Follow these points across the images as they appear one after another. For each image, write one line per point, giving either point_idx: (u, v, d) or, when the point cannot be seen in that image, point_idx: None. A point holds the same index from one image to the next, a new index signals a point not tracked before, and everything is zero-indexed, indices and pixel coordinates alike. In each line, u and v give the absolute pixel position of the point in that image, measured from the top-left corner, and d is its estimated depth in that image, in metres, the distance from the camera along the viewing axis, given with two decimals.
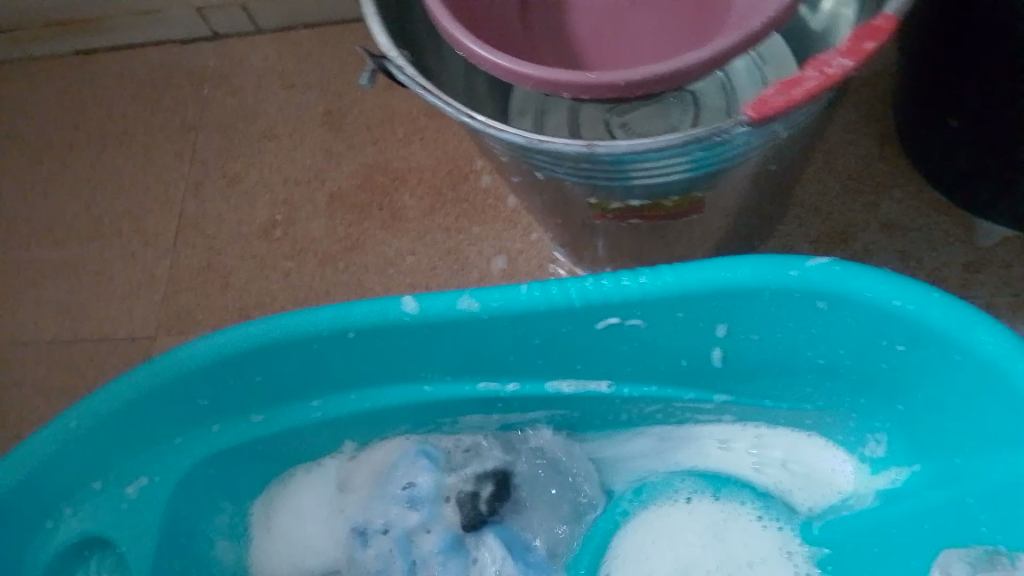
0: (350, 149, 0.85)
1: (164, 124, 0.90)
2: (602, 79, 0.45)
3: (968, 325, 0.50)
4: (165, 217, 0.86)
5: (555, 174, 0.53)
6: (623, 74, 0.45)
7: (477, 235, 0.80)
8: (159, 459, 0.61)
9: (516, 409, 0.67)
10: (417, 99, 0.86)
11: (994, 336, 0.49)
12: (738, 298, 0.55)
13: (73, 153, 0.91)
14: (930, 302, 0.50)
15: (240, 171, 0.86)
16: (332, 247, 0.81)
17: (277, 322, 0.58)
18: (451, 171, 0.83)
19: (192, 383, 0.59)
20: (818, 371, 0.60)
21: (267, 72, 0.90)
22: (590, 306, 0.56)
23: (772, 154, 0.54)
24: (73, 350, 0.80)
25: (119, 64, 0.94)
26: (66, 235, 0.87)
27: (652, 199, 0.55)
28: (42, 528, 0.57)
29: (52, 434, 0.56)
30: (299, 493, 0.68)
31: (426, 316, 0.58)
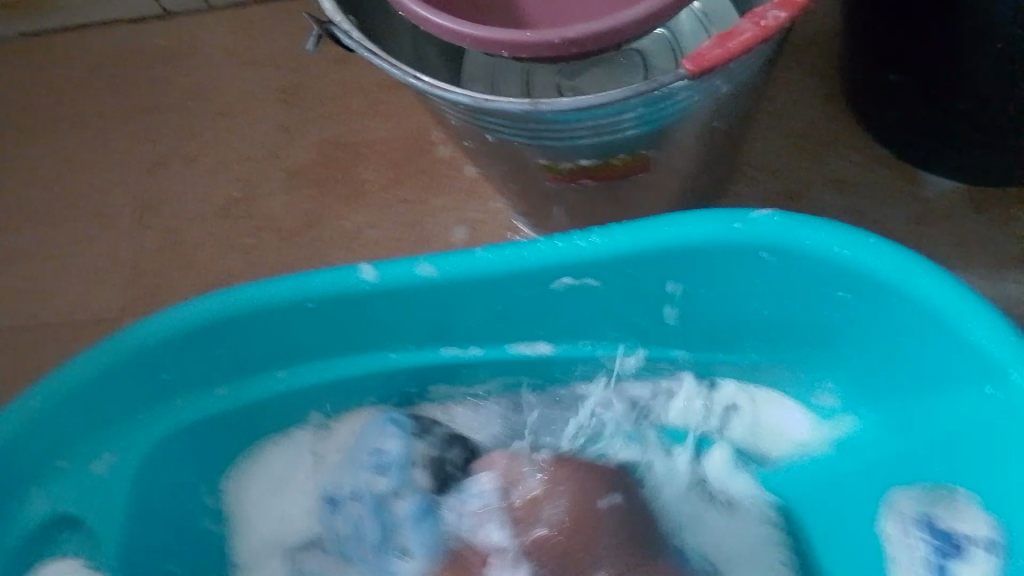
0: (306, 124, 0.85)
1: (116, 105, 0.89)
2: (539, 38, 0.46)
3: (908, 270, 0.51)
4: (122, 199, 0.85)
5: (504, 136, 0.54)
6: (561, 31, 0.46)
7: (437, 206, 0.80)
8: (124, 437, 0.61)
9: (478, 373, 0.67)
10: (372, 72, 0.86)
11: (932, 278, 0.51)
12: (688, 254, 0.56)
13: (24, 139, 0.89)
14: (869, 249, 0.52)
15: (197, 150, 0.86)
16: (293, 223, 0.81)
17: (234, 294, 0.58)
18: (409, 142, 0.83)
19: (152, 359, 0.59)
20: (769, 323, 0.61)
21: (221, 49, 0.90)
22: (546, 267, 0.57)
23: (718, 110, 0.55)
24: (34, 336, 0.80)
25: (68, 46, 0.93)
26: (22, 221, 0.86)
27: (602, 158, 0.56)
28: None
29: (12, 413, 0.56)
30: (268, 466, 0.68)
31: (384, 284, 0.59)
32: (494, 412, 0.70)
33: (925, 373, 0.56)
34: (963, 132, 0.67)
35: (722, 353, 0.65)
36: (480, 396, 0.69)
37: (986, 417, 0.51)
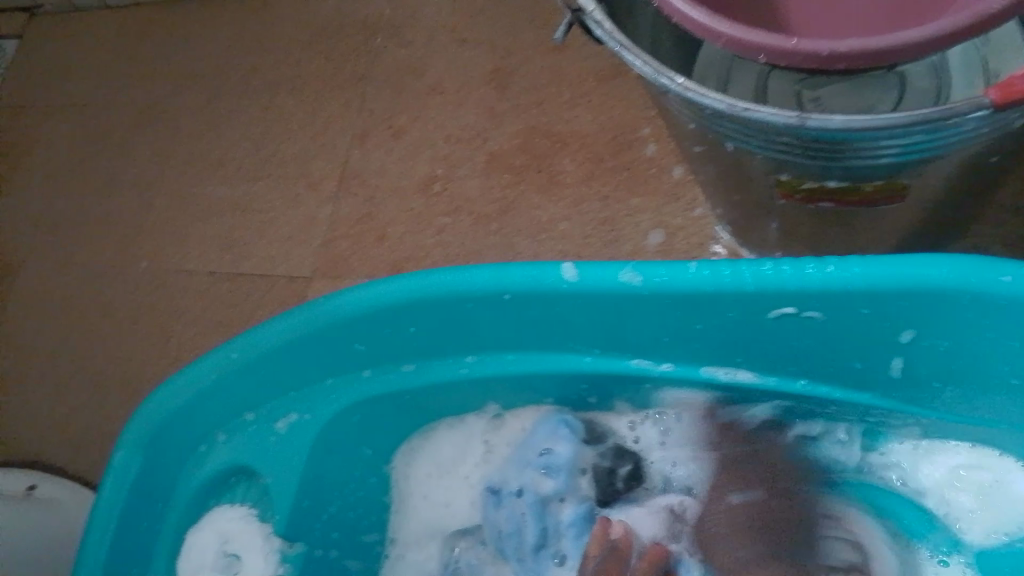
0: (513, 108, 0.84)
1: (335, 71, 0.92)
2: (802, 46, 0.41)
3: None
4: (329, 162, 0.87)
5: (747, 146, 0.49)
6: (828, 43, 0.41)
7: (636, 207, 0.76)
8: (310, 399, 0.62)
9: (665, 391, 0.64)
10: (588, 62, 0.83)
11: None
12: (935, 302, 0.50)
13: (248, 95, 0.94)
14: None
15: (404, 123, 0.87)
16: (487, 207, 0.80)
17: (433, 277, 0.57)
18: (615, 137, 0.80)
19: (345, 330, 0.59)
20: (1012, 391, 0.54)
21: (439, 25, 0.90)
22: (765, 291, 0.52)
23: (995, 144, 0.48)
24: (234, 285, 0.84)
25: (297, 10, 0.97)
26: (237, 173, 0.90)
27: (852, 181, 0.50)
28: (196, 451, 0.61)
29: (211, 363, 0.59)
30: (438, 447, 0.68)
31: (585, 285, 0.56)
32: (678, 430, 0.66)
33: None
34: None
35: (955, 413, 0.57)
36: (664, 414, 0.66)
37: None
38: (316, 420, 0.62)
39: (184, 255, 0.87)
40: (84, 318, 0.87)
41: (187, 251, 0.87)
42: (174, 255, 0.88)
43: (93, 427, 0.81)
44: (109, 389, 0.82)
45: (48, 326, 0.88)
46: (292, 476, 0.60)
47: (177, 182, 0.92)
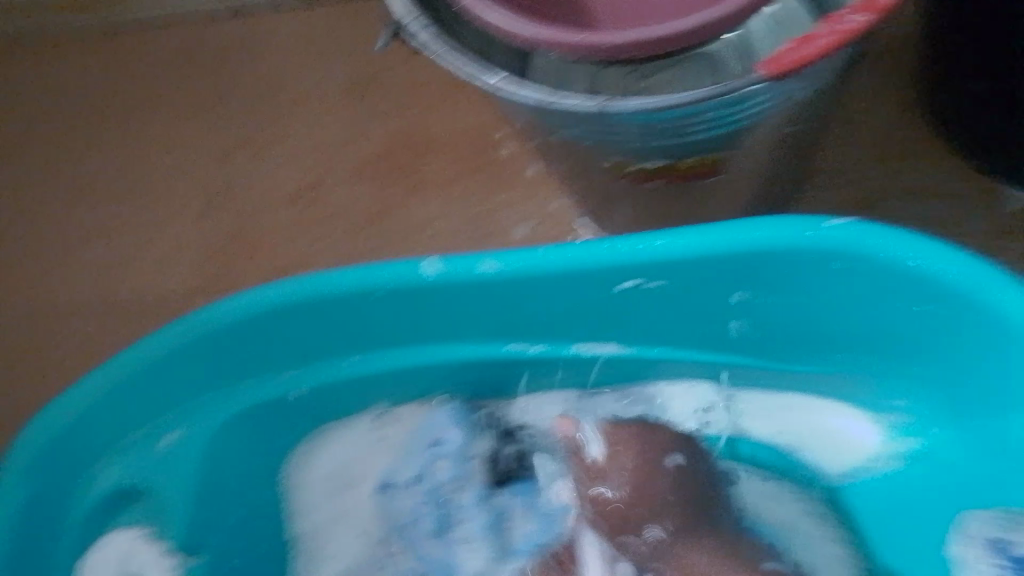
0: (376, 119, 0.87)
1: (194, 95, 0.92)
2: (584, 41, 0.47)
3: (989, 284, 0.50)
4: (198, 185, 0.88)
5: (571, 134, 0.54)
6: (605, 38, 0.48)
7: (499, 203, 0.81)
8: (192, 415, 0.64)
9: (535, 371, 0.68)
10: (444, 69, 0.87)
11: (1014, 294, 0.49)
12: (754, 261, 0.55)
13: (104, 123, 0.92)
14: (950, 262, 0.50)
15: (270, 140, 0.88)
16: (359, 215, 0.83)
17: (301, 284, 0.60)
18: (475, 139, 0.84)
19: (221, 342, 0.61)
20: (833, 337, 0.60)
21: (297, 43, 0.92)
22: (607, 267, 0.57)
23: (790, 116, 0.54)
24: (110, 313, 0.83)
25: (151, 33, 0.96)
26: (101, 203, 0.89)
27: (669, 160, 0.55)
28: (80, 480, 0.60)
29: (87, 390, 0.59)
30: (327, 451, 0.70)
31: (446, 278, 0.60)
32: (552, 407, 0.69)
33: (1011, 395, 0.54)
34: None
35: (795, 362, 0.63)
36: (537, 392, 0.70)
37: None
38: (203, 433, 0.64)
39: (51, 288, 0.85)
40: None
41: (55, 285, 0.85)
42: (40, 290, 0.86)
43: None
44: None
45: None
46: None
47: (35, 217, 0.89)
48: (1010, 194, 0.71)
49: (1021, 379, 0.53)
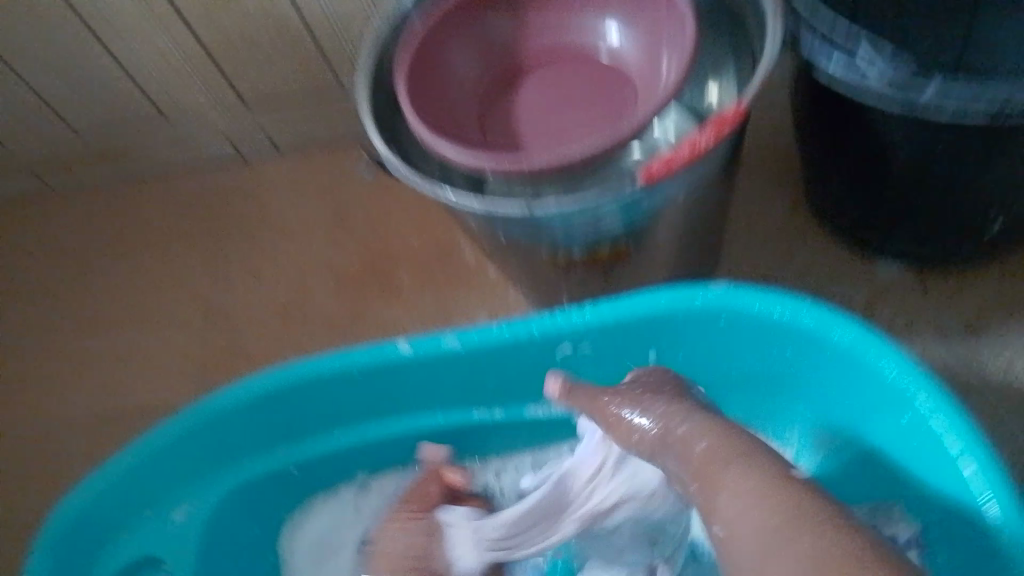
0: (354, 243, 1.01)
1: (196, 230, 1.07)
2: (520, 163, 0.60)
3: (830, 324, 0.63)
4: (198, 306, 1.02)
5: (513, 235, 0.67)
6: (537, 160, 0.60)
7: (463, 304, 0.94)
8: (200, 489, 0.74)
9: (495, 435, 0.79)
10: (412, 199, 1.02)
11: (847, 331, 0.62)
12: (660, 323, 0.69)
13: (117, 259, 1.08)
14: (802, 310, 0.64)
15: (261, 265, 1.02)
16: (341, 323, 0.96)
17: (297, 369, 0.71)
18: (440, 253, 0.98)
19: (227, 422, 0.72)
20: (733, 383, 0.73)
21: (286, 183, 1.08)
22: (548, 336, 0.70)
23: (679, 212, 0.69)
24: (121, 424, 0.96)
25: (157, 184, 1.13)
26: (115, 328, 1.03)
27: (591, 249, 0.69)
28: (104, 549, 0.69)
29: (114, 467, 0.68)
30: (315, 517, 0.79)
31: (417, 355, 0.72)
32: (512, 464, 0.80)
33: (858, 415, 0.66)
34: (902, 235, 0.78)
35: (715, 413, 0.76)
36: (496, 454, 0.81)
37: (904, 442, 0.61)
38: (209, 504, 0.74)
39: (72, 403, 0.98)
40: None
41: (75, 400, 0.98)
42: (61, 404, 0.98)
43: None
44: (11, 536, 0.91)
45: None
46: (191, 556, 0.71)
47: (59, 342, 1.03)
48: (884, 267, 0.83)
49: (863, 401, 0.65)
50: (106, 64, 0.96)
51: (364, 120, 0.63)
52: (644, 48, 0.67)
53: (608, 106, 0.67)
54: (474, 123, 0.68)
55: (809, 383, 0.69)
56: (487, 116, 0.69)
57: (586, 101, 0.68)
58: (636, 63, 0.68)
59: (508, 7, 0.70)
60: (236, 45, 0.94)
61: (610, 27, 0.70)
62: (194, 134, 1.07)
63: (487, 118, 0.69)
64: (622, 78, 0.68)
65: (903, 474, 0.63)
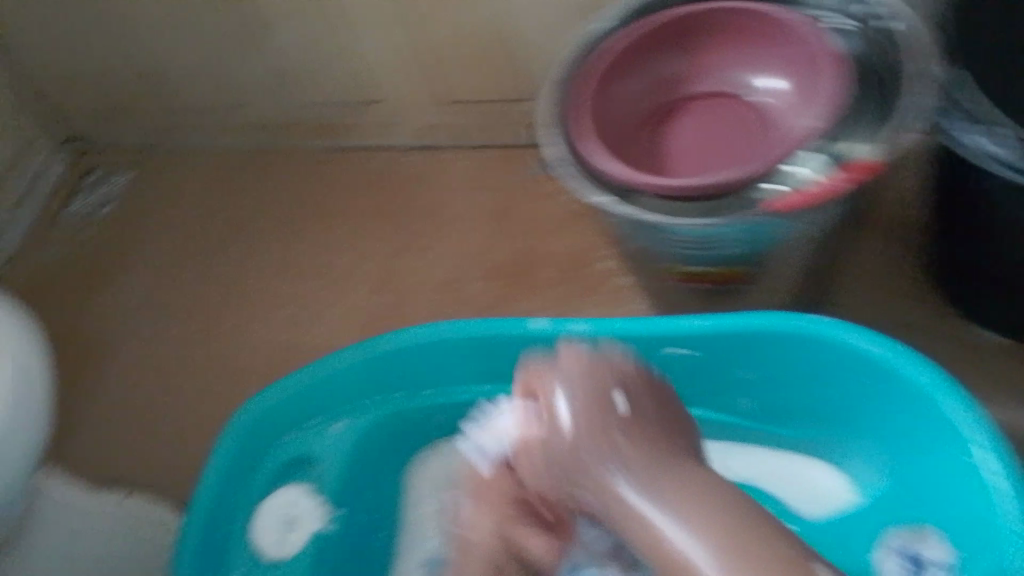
0: (509, 237, 1.19)
1: (378, 205, 1.27)
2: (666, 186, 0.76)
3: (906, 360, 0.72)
4: (371, 268, 1.21)
5: (640, 241, 0.80)
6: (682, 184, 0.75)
7: (593, 304, 1.09)
8: (357, 411, 0.91)
9: None
10: (565, 209, 1.19)
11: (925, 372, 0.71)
12: (763, 341, 0.78)
13: (310, 219, 1.29)
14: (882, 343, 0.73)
15: (429, 243, 1.21)
16: (484, 304, 1.14)
17: (475, 324, 0.86)
18: (582, 257, 1.14)
19: (396, 361, 0.88)
20: (812, 411, 0.83)
21: (460, 176, 1.27)
22: (655, 336, 0.80)
23: (812, 239, 0.79)
24: (292, 353, 1.15)
25: (353, 157, 1.34)
26: (299, 274, 1.23)
27: (711, 265, 0.80)
28: (272, 445, 0.88)
29: (298, 379, 0.87)
30: (436, 457, 0.92)
31: (553, 334, 0.84)
32: None
33: (926, 438, 0.74)
34: (998, 304, 0.87)
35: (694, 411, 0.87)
36: None
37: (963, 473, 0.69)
38: (362, 424, 0.90)
39: (257, 328, 1.19)
40: (171, 375, 1.18)
41: (260, 326, 1.19)
42: (249, 328, 1.19)
43: (182, 451, 1.10)
44: (194, 426, 1.12)
45: (138, 384, 1.18)
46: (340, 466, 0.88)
47: (257, 274, 1.25)
48: (980, 332, 0.92)
49: (930, 428, 0.73)
50: (345, 47, 1.17)
51: (543, 130, 0.80)
52: (789, 102, 0.81)
53: (750, 138, 0.82)
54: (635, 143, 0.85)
55: (881, 406, 0.77)
56: (648, 137, 0.86)
57: (731, 134, 0.83)
58: (778, 109, 0.82)
59: (682, 49, 0.86)
60: (450, 50, 1.13)
61: (762, 79, 0.84)
62: (394, 120, 1.28)
63: (648, 140, 0.85)
64: (765, 122, 0.82)
65: (958, 504, 0.71)
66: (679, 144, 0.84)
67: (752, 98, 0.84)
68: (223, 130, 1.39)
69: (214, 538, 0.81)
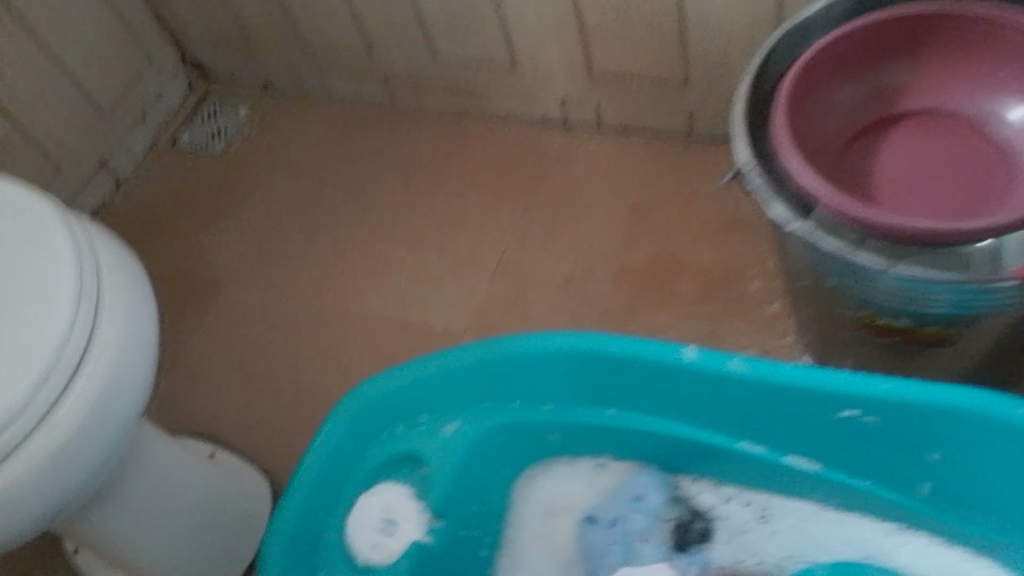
0: (649, 237, 1.08)
1: (507, 183, 1.18)
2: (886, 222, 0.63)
3: None
4: (493, 250, 1.13)
5: (836, 281, 0.70)
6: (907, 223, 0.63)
7: (736, 327, 0.98)
8: (472, 414, 0.82)
9: (740, 467, 0.80)
10: (716, 215, 1.07)
11: None
12: (966, 422, 0.67)
13: (433, 188, 1.21)
14: None
15: (559, 230, 1.12)
16: (613, 308, 1.04)
17: (615, 341, 0.75)
18: (729, 272, 1.02)
19: (519, 367, 0.79)
20: (1002, 507, 0.72)
21: (601, 162, 1.16)
22: (835, 395, 0.70)
23: None
24: (399, 330, 1.08)
25: (486, 125, 1.25)
26: (415, 245, 1.16)
27: (914, 322, 0.70)
28: (379, 437, 0.81)
29: (412, 371, 0.79)
30: (551, 475, 0.85)
31: (700, 367, 0.73)
32: (730, 492, 0.81)
33: None
34: None
35: (862, 482, 0.76)
36: (713, 478, 0.82)
37: None
38: (476, 430, 0.82)
39: (366, 296, 1.13)
40: (271, 333, 1.12)
41: (368, 295, 1.13)
42: (357, 297, 1.13)
43: (273, 417, 1.05)
44: (289, 393, 1.06)
45: (237, 339, 1.13)
46: (449, 473, 0.80)
47: (372, 237, 1.18)
48: None
49: None
50: (496, 10, 1.07)
51: (737, 132, 0.68)
52: None
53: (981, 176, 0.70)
54: (834, 160, 0.73)
55: None
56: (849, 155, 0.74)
57: (956, 166, 0.71)
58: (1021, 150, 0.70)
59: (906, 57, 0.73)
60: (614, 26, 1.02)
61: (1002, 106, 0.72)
62: (537, 91, 1.18)
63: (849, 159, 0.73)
64: (996, 158, 0.71)
65: None
66: (891, 169, 0.72)
67: (985, 127, 0.72)
68: (353, 77, 1.31)
69: (309, 530, 0.76)
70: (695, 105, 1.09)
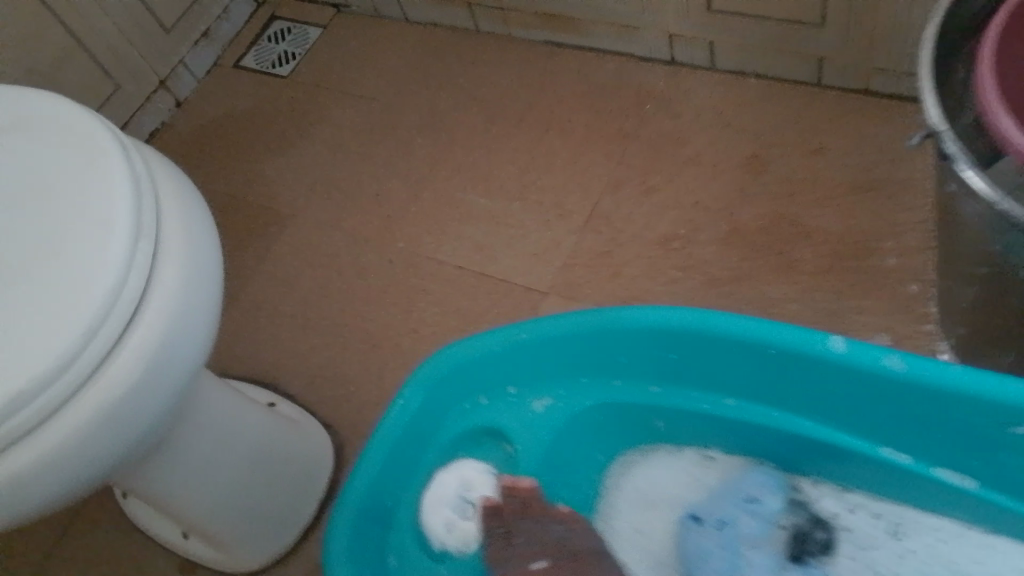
0: (765, 195, 0.96)
1: (603, 125, 1.06)
2: None
3: None
4: (584, 201, 1.01)
5: None
6: None
7: (865, 306, 0.86)
8: (567, 389, 0.74)
9: (873, 474, 0.69)
10: (846, 176, 0.94)
11: None
12: None
13: (519, 126, 1.09)
14: None
15: (659, 182, 1.00)
16: (719, 273, 0.92)
17: (746, 322, 0.64)
18: (859, 243, 0.90)
19: (626, 342, 0.69)
20: None
21: (711, 108, 1.03)
22: (1015, 407, 0.58)
23: None
24: (475, 282, 0.98)
25: (581, 60, 1.13)
26: (497, 189, 1.05)
27: None
28: (462, 407, 0.73)
29: (502, 336, 0.69)
30: (650, 463, 0.76)
31: (849, 359, 0.61)
32: (856, 500, 0.71)
33: None
34: None
35: None
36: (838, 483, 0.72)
37: None
38: (571, 407, 0.74)
39: (440, 242, 1.03)
40: (335, 278, 1.03)
41: (444, 241, 1.03)
42: (430, 243, 1.03)
43: (335, 369, 0.96)
44: (353, 343, 0.98)
45: (298, 281, 1.04)
46: (542, 452, 0.73)
47: (449, 179, 1.08)
48: None
49: None
50: None
51: (925, 85, 0.57)
52: None
53: None
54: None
55: None
56: None
57: None
58: None
59: None
60: None
61: None
62: (643, 24, 1.05)
63: None
64: None
65: None
66: None
67: None
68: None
69: (383, 508, 0.67)
70: (828, 48, 0.95)
